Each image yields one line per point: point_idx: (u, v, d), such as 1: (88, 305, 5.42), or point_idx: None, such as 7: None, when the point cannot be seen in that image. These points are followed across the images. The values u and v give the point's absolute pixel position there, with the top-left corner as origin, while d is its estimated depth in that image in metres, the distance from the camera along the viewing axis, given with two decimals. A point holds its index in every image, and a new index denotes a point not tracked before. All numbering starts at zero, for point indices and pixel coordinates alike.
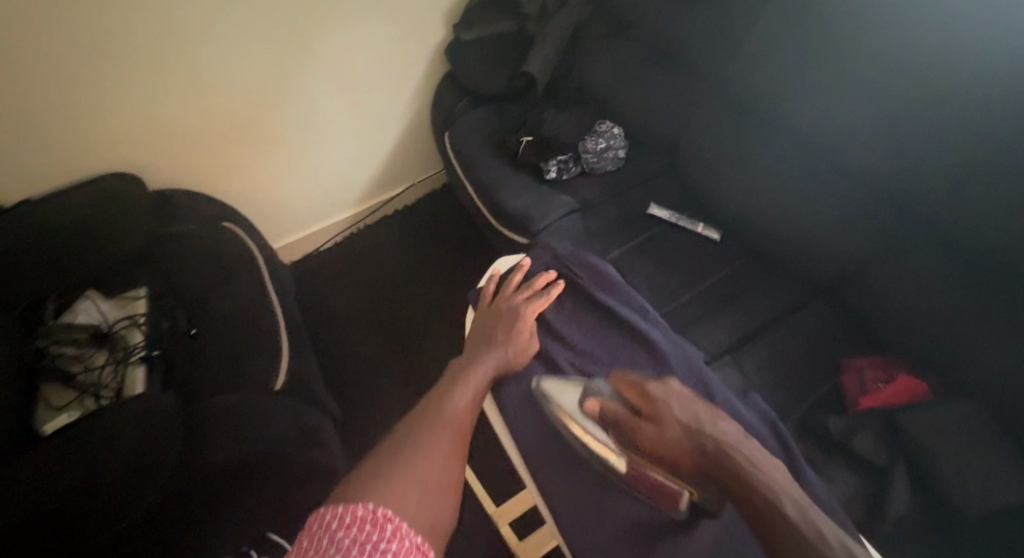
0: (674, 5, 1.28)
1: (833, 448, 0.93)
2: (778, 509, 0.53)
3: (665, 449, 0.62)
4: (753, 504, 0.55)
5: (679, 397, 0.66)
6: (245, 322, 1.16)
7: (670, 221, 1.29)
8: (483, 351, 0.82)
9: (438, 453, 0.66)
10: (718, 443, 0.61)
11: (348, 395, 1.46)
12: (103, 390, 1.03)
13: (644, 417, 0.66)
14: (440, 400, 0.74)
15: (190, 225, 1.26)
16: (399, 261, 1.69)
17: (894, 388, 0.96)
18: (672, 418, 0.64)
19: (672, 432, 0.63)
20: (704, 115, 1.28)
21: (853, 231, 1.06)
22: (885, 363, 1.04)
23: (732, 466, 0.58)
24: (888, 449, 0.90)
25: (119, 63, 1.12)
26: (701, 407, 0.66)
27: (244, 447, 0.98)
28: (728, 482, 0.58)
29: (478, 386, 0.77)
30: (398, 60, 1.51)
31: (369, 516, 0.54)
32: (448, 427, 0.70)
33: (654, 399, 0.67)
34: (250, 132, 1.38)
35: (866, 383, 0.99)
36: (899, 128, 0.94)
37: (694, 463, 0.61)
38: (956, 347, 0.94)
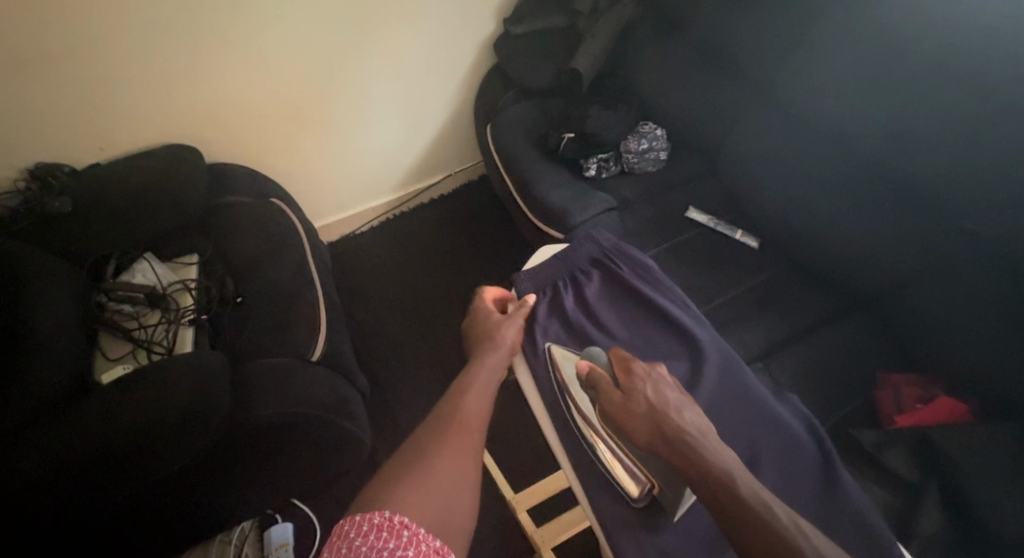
0: (727, 8, 1.27)
1: (864, 463, 0.92)
2: (734, 488, 0.59)
3: (629, 424, 0.67)
4: (707, 484, 0.60)
5: (659, 382, 0.70)
6: (286, 294, 1.21)
7: (709, 226, 1.30)
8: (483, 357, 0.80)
9: (451, 462, 0.66)
10: (679, 427, 0.65)
11: (378, 374, 1.50)
12: (155, 346, 1.08)
13: (619, 391, 0.70)
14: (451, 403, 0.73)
15: (239, 197, 1.31)
16: (434, 247, 1.73)
17: (931, 409, 0.95)
18: (643, 398, 0.69)
19: (640, 409, 0.68)
20: (751, 121, 1.27)
21: (898, 246, 1.04)
22: (923, 383, 1.02)
23: (689, 451, 0.63)
24: (921, 467, 0.88)
25: (184, 39, 1.17)
26: (676, 394, 0.70)
27: (282, 409, 1.01)
28: (681, 457, 0.63)
29: (485, 386, 0.77)
30: (448, 50, 1.53)
31: (385, 523, 0.56)
32: (462, 430, 0.70)
33: (634, 378, 0.71)
34: (300, 112, 1.42)
35: (903, 402, 0.99)
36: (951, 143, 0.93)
37: (655, 445, 0.65)
38: (1005, 369, 0.91)
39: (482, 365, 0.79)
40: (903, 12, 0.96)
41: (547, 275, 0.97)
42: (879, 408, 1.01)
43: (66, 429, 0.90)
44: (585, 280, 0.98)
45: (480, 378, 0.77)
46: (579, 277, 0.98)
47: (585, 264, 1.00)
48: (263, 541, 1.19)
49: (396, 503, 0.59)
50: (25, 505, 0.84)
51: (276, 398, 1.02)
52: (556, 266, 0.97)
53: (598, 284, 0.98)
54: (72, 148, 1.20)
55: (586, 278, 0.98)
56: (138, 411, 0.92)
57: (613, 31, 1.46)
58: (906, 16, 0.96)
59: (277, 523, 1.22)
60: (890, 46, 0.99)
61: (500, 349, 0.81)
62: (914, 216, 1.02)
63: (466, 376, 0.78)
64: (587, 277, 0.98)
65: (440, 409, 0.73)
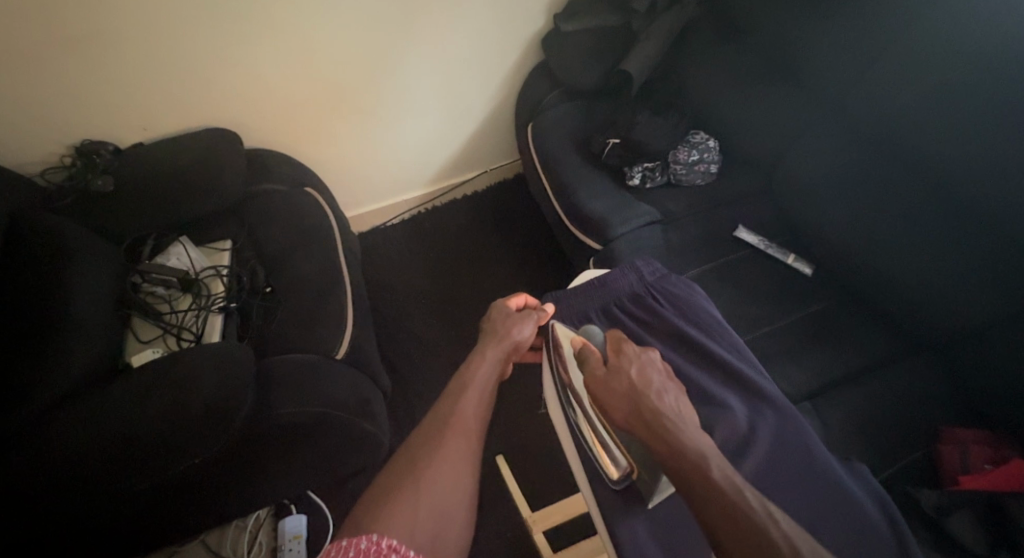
0: (795, 16, 1.19)
1: (922, 525, 0.87)
2: (701, 467, 0.58)
3: (608, 400, 0.68)
4: (676, 464, 0.59)
5: (646, 365, 0.72)
6: (316, 284, 1.19)
7: (758, 248, 1.24)
8: (487, 349, 0.81)
9: (452, 479, 0.65)
10: (656, 411, 0.65)
11: (402, 371, 1.48)
12: (184, 331, 1.09)
13: (605, 368, 0.72)
14: (449, 406, 0.72)
15: (275, 186, 1.30)
16: (467, 245, 1.70)
17: (1000, 472, 0.86)
18: (627, 377, 0.70)
19: (622, 385, 0.69)
20: (812, 141, 1.20)
21: (970, 286, 0.96)
22: (992, 440, 0.94)
23: (663, 432, 0.62)
24: (989, 537, 0.82)
25: (232, 21, 1.16)
26: (661, 379, 0.71)
27: (305, 408, 1.00)
28: (653, 433, 0.63)
29: (484, 389, 0.76)
30: (496, 45, 1.49)
31: (372, 548, 0.56)
32: (460, 435, 0.69)
33: (623, 359, 0.72)
34: (344, 100, 1.41)
35: (969, 460, 0.90)
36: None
37: (628, 422, 0.66)
38: None
39: (482, 367, 0.78)
40: (1002, 29, 0.88)
41: (583, 305, 0.94)
42: (941, 464, 0.93)
43: (91, 413, 0.91)
44: (623, 316, 0.95)
45: (482, 378, 0.77)
46: (617, 312, 0.95)
47: (625, 299, 0.96)
48: (278, 532, 1.19)
49: (389, 524, 0.59)
50: (41, 487, 0.85)
51: (292, 393, 1.00)
52: (591, 298, 0.95)
53: (637, 321, 0.94)
54: (117, 126, 1.21)
55: (624, 313, 0.95)
56: (155, 401, 0.92)
57: (669, 33, 1.39)
58: (1002, 33, 0.87)
59: (291, 513, 1.21)
60: (985, 65, 0.90)
61: (501, 343, 0.81)
62: (994, 252, 0.93)
63: (466, 375, 0.77)
64: (626, 313, 0.95)
65: (437, 413, 0.72)
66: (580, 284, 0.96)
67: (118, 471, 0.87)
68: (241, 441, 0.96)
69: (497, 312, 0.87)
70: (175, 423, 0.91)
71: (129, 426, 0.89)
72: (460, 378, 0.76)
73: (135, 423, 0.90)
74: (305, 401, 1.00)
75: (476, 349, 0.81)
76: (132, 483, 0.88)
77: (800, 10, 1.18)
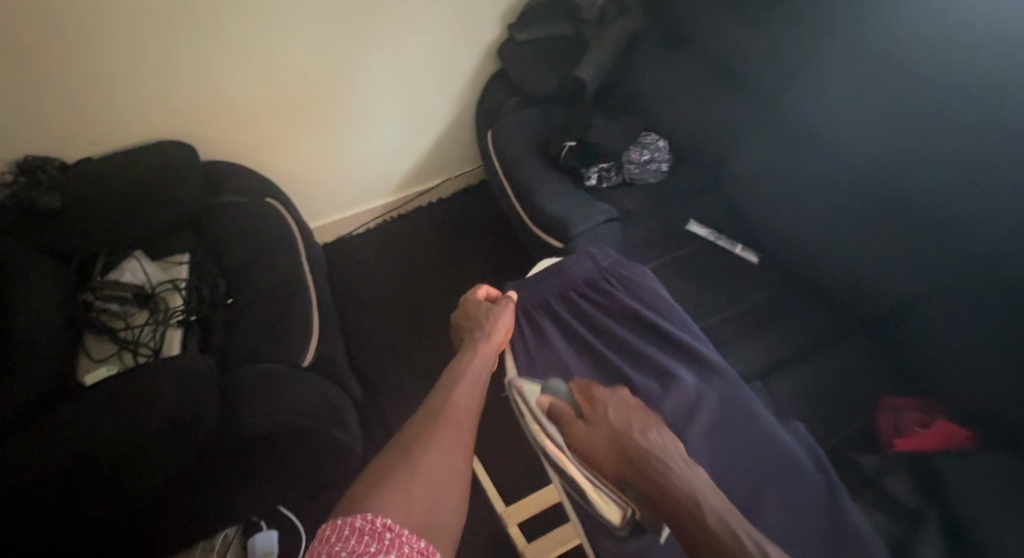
0: (735, 24, 1.27)
1: (864, 487, 0.94)
2: (706, 520, 0.53)
3: (594, 456, 0.61)
4: (684, 521, 0.54)
5: (625, 407, 0.65)
6: (280, 296, 1.18)
7: (709, 240, 1.31)
8: (479, 343, 0.82)
9: (446, 457, 0.66)
10: (648, 458, 0.59)
11: (371, 379, 1.47)
12: (142, 347, 1.06)
13: (582, 421, 0.64)
14: (440, 395, 0.73)
15: (234, 198, 1.29)
16: (432, 251, 1.71)
17: (931, 433, 0.97)
18: (607, 426, 0.63)
19: (604, 434, 0.62)
20: (756, 139, 1.28)
21: (902, 265, 1.05)
22: (924, 407, 1.03)
23: (662, 485, 0.57)
24: (921, 493, 0.90)
25: (194, 36, 1.16)
26: (643, 419, 0.64)
27: (275, 415, 0.99)
28: (653, 489, 0.57)
29: (477, 384, 0.76)
30: (454, 55, 1.52)
31: (367, 526, 0.55)
32: (452, 427, 0.69)
33: (598, 406, 0.65)
34: (305, 112, 1.41)
35: (903, 424, 1.00)
36: (984, 159, 0.91)
37: (620, 474, 0.60)
38: (999, 402, 0.93)
39: (472, 363, 0.78)
40: (929, 28, 0.96)
41: (542, 290, 0.98)
42: (878, 430, 1.02)
43: (59, 427, 0.89)
44: (580, 299, 0.98)
45: (473, 370, 0.78)
46: (573, 296, 0.98)
47: (581, 284, 1.00)
48: (247, 550, 1.15)
49: (381, 504, 0.58)
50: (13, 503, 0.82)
51: (262, 402, 0.99)
52: (548, 284, 0.98)
53: (594, 304, 0.98)
54: (65, 141, 1.18)
55: (580, 298, 0.98)
56: (127, 411, 0.91)
57: (619, 41, 1.46)
58: (929, 31, 0.96)
59: (263, 530, 1.17)
60: (911, 64, 0.99)
61: (491, 338, 0.84)
62: (915, 236, 1.04)
63: (458, 366, 0.78)
64: (582, 297, 0.99)
65: (430, 402, 0.73)
66: (539, 270, 1.01)
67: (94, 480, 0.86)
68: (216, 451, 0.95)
69: (473, 305, 0.90)
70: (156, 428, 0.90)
71: (104, 436, 0.88)
72: (451, 375, 0.77)
73: (111, 432, 0.89)
74: (275, 409, 0.99)
75: (468, 346, 0.82)
76: (110, 492, 0.86)
77: (740, 19, 1.26)
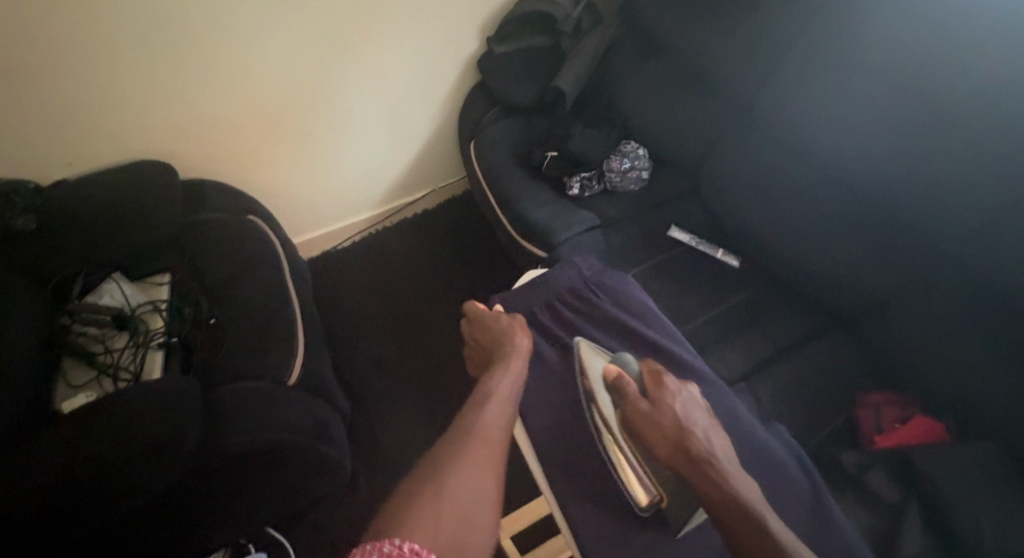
0: (709, 32, 1.30)
1: (847, 484, 0.98)
2: (754, 517, 0.63)
3: (651, 435, 0.73)
4: (726, 512, 0.65)
5: (688, 401, 0.76)
6: (265, 312, 1.17)
7: (689, 245, 1.32)
8: (508, 361, 0.83)
9: (476, 478, 0.66)
10: (702, 450, 0.70)
11: (359, 393, 1.46)
12: (121, 371, 1.03)
13: (648, 402, 0.76)
14: (472, 414, 0.74)
15: (215, 215, 1.27)
16: (417, 263, 1.71)
17: (908, 429, 1.00)
18: (671, 413, 0.74)
19: (667, 423, 0.73)
20: (733, 144, 1.31)
21: (878, 266, 1.09)
22: (901, 402, 1.07)
23: (712, 473, 0.68)
24: (900, 487, 0.94)
25: (171, 55, 1.16)
26: (702, 415, 0.75)
27: (260, 434, 0.97)
28: (701, 476, 0.68)
29: (505, 402, 0.77)
30: (435, 68, 1.53)
31: (396, 551, 0.55)
32: (484, 443, 0.70)
33: (664, 393, 0.76)
34: (286, 127, 1.41)
35: (882, 421, 1.04)
36: (948, 167, 0.95)
37: (671, 454, 0.71)
38: (976, 396, 0.98)
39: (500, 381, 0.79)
40: (894, 37, 0.98)
41: (527, 301, 0.98)
42: (861, 430, 1.06)
43: (45, 454, 0.86)
44: (565, 309, 0.99)
45: (503, 389, 0.78)
46: (558, 305, 0.99)
47: (565, 293, 1.00)
48: None
49: (408, 529, 0.58)
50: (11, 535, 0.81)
51: (249, 420, 0.98)
52: (532, 295, 0.98)
53: (579, 313, 0.99)
54: (40, 163, 1.16)
55: (565, 307, 0.99)
56: (112, 436, 0.89)
57: (596, 51, 1.48)
58: (894, 39, 0.98)
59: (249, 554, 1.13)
60: (880, 70, 1.01)
61: (517, 357, 0.84)
62: (889, 238, 1.07)
63: (488, 384, 0.79)
64: (567, 306, 0.99)
65: (462, 420, 0.73)
66: (521, 284, 1.00)
67: (92, 510, 0.84)
68: (206, 472, 0.94)
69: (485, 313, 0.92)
70: (148, 453, 0.88)
71: (96, 464, 0.86)
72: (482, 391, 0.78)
73: (101, 459, 0.87)
74: (262, 426, 0.99)
75: (498, 362, 0.83)
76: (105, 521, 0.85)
77: (713, 27, 1.29)
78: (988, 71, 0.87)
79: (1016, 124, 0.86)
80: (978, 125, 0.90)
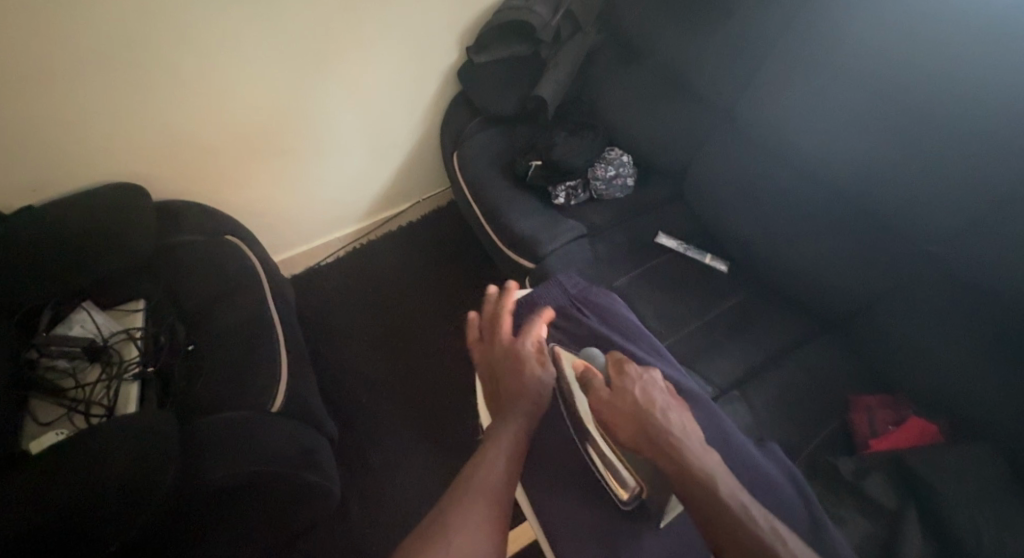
0: (687, 37, 1.29)
1: (844, 492, 0.94)
2: (712, 487, 0.61)
3: (614, 421, 0.73)
4: (684, 486, 0.63)
5: (648, 384, 0.76)
6: (245, 336, 1.14)
7: (678, 251, 1.31)
8: (516, 406, 0.78)
9: (481, 541, 0.62)
10: (660, 427, 0.70)
11: (346, 414, 1.43)
12: (95, 406, 1.00)
13: (608, 390, 0.76)
14: (476, 467, 0.71)
15: (189, 236, 1.22)
16: (402, 277, 1.67)
17: (904, 431, 0.99)
18: (630, 397, 0.74)
19: (624, 408, 0.73)
20: (715, 148, 1.30)
21: (866, 269, 1.08)
22: (893, 403, 1.07)
23: (668, 448, 0.67)
24: (898, 492, 0.93)
25: (140, 74, 1.12)
26: (664, 397, 0.75)
27: (242, 466, 0.94)
28: (659, 452, 0.68)
29: (512, 456, 0.72)
30: (414, 80, 1.51)
31: None
32: (488, 504, 0.66)
33: (625, 378, 0.77)
34: (262, 144, 1.37)
35: (877, 425, 1.03)
36: (932, 168, 0.95)
37: (632, 436, 0.71)
38: (969, 394, 0.97)
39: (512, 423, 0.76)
40: (873, 40, 0.98)
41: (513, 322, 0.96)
42: (854, 431, 1.05)
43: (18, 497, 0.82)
44: (551, 329, 0.97)
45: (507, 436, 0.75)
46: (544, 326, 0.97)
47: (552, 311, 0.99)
48: None
49: None
50: None
51: (228, 450, 0.94)
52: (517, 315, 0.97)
53: (565, 332, 0.97)
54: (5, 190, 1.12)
55: (551, 327, 0.97)
56: (91, 473, 0.86)
57: (576, 59, 1.47)
58: (874, 42, 0.98)
59: None
60: (858, 71, 1.01)
61: (528, 403, 0.79)
62: (872, 241, 1.08)
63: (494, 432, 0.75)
64: (554, 326, 0.97)
65: (465, 475, 0.70)
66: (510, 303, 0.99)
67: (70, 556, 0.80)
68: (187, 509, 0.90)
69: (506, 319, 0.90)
70: (129, 488, 0.85)
71: (75, 501, 0.83)
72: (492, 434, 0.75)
73: (81, 497, 0.83)
74: (240, 457, 0.94)
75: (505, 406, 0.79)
76: None
77: (692, 32, 1.29)
78: (969, 72, 0.88)
79: (999, 122, 0.86)
80: (961, 125, 0.90)
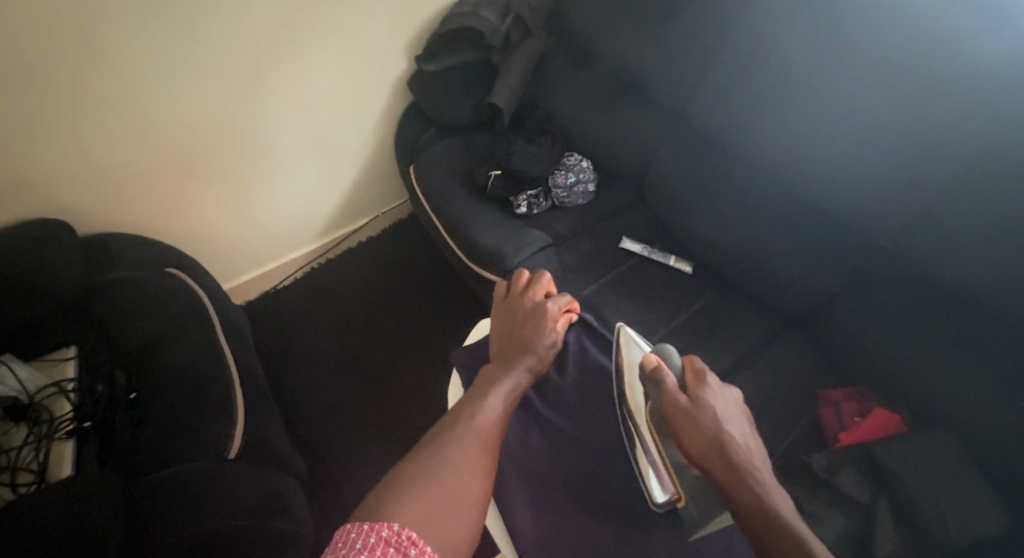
0: (640, 39, 1.28)
1: (818, 487, 0.94)
2: (800, 540, 0.59)
3: (686, 432, 0.69)
4: (765, 528, 0.61)
5: (726, 402, 0.72)
6: (199, 374, 1.06)
7: (643, 255, 1.29)
8: (519, 352, 0.81)
9: (468, 472, 0.65)
10: (739, 453, 0.67)
11: (310, 446, 1.35)
12: (21, 473, 0.87)
13: (687, 399, 0.71)
14: (473, 403, 0.73)
15: (124, 272, 1.11)
16: (364, 295, 1.60)
17: (869, 423, 0.99)
18: (711, 412, 0.70)
19: (706, 422, 0.69)
20: (672, 150, 1.30)
21: (824, 266, 1.09)
22: (860, 396, 1.07)
23: (746, 479, 0.65)
24: (868, 485, 0.92)
25: (52, 97, 1.01)
26: (738, 418, 0.71)
27: (202, 524, 0.88)
28: (738, 482, 0.65)
29: (508, 394, 0.76)
30: (360, 90, 1.44)
31: (393, 538, 0.56)
32: (479, 439, 0.68)
33: (704, 390, 0.72)
34: (198, 166, 1.27)
35: (843, 418, 1.03)
36: (888, 162, 0.95)
37: (704, 453, 0.67)
38: (927, 385, 0.99)
39: (512, 369, 0.78)
40: (825, 36, 0.98)
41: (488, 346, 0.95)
42: (824, 426, 1.05)
43: None
44: None
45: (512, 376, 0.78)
46: None
47: None
48: None
49: (403, 515, 0.59)
50: None
51: (194, 502, 0.90)
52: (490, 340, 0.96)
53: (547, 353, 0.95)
54: None
55: None
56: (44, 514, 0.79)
57: (528, 65, 1.45)
58: (827, 37, 0.98)
59: None
60: (807, 68, 1.02)
61: (535, 351, 0.81)
62: (825, 236, 1.09)
63: (496, 372, 0.78)
64: None
65: (460, 409, 0.72)
66: (473, 342, 0.99)
67: None
68: None
69: (540, 283, 0.92)
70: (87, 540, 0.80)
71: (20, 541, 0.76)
72: (488, 378, 0.78)
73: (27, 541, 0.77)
74: (206, 512, 0.90)
75: (511, 349, 0.82)
76: None
77: (642, 33, 1.28)
78: (917, 69, 0.89)
79: (948, 120, 0.88)
80: (914, 120, 0.91)
